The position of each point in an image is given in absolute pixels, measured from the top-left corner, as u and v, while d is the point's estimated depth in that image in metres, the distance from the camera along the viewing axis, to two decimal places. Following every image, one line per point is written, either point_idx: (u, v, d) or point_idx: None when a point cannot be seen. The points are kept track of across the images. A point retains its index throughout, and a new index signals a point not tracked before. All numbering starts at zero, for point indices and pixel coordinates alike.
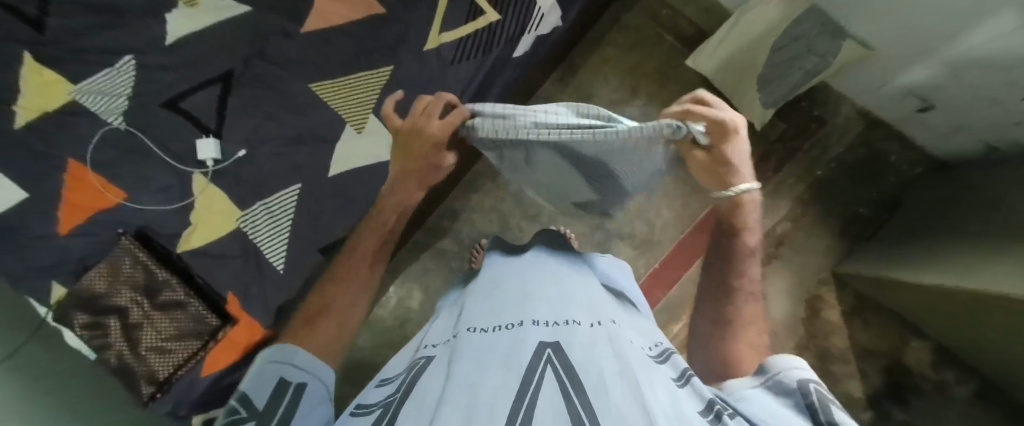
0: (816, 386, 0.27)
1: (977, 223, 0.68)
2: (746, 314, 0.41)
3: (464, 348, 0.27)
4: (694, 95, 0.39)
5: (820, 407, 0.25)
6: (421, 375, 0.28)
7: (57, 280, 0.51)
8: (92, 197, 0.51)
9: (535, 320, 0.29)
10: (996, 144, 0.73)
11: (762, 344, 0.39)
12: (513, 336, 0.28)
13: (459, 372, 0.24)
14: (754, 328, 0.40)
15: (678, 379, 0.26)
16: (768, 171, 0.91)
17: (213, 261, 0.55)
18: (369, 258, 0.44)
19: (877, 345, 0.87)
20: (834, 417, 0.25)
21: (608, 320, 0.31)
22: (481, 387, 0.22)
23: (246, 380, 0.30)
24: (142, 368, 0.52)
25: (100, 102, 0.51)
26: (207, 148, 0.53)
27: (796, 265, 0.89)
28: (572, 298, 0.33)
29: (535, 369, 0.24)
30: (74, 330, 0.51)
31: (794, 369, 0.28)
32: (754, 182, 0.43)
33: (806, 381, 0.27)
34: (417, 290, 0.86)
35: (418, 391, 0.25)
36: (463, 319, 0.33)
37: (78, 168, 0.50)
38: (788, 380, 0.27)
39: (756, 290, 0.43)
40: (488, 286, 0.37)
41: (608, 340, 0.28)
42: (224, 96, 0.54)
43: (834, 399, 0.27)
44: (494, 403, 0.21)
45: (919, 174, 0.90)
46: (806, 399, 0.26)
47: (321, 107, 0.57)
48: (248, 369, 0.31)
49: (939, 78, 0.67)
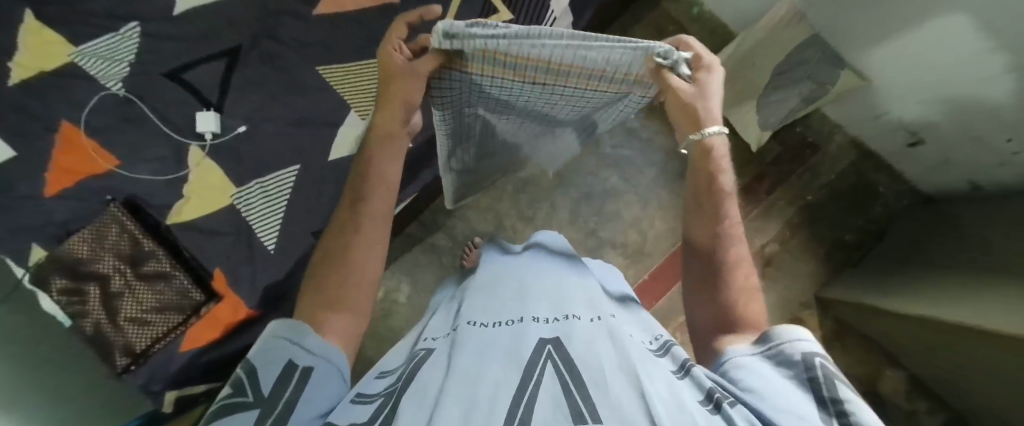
0: (823, 361, 0.26)
1: (956, 258, 0.70)
2: (732, 259, 0.37)
3: (464, 341, 0.28)
4: (677, 38, 0.41)
5: (824, 383, 0.24)
6: (421, 365, 0.28)
7: (37, 243, 0.50)
8: (83, 162, 0.50)
9: (536, 317, 0.30)
10: (981, 183, 0.75)
11: (755, 287, 0.36)
12: (513, 333, 0.28)
13: (461, 366, 0.25)
14: (743, 272, 0.37)
15: (678, 372, 0.26)
16: (761, 192, 0.93)
17: (203, 236, 0.54)
18: (350, 201, 0.38)
19: (854, 370, 0.89)
20: (838, 394, 0.24)
21: (607, 315, 0.32)
22: (481, 385, 0.23)
23: (256, 352, 0.28)
24: (118, 339, 0.50)
25: (101, 66, 0.50)
26: (208, 122, 0.52)
27: (781, 287, 0.91)
28: (570, 295, 0.33)
29: (535, 364, 0.24)
30: (51, 294, 0.50)
31: (799, 340, 0.27)
32: (722, 124, 0.39)
33: (811, 354, 0.26)
34: (405, 283, 0.85)
35: (420, 379, 0.25)
36: (464, 312, 0.34)
37: (71, 130, 0.49)
38: (791, 352, 0.27)
39: (739, 228, 0.39)
40: (488, 281, 0.38)
41: (609, 334, 0.28)
42: (229, 71, 0.54)
43: (842, 375, 0.25)
44: (495, 398, 0.21)
45: (904, 206, 0.93)
46: (809, 373, 0.25)
47: (327, 91, 0.57)
48: (258, 344, 0.28)
49: (930, 114, 0.70)
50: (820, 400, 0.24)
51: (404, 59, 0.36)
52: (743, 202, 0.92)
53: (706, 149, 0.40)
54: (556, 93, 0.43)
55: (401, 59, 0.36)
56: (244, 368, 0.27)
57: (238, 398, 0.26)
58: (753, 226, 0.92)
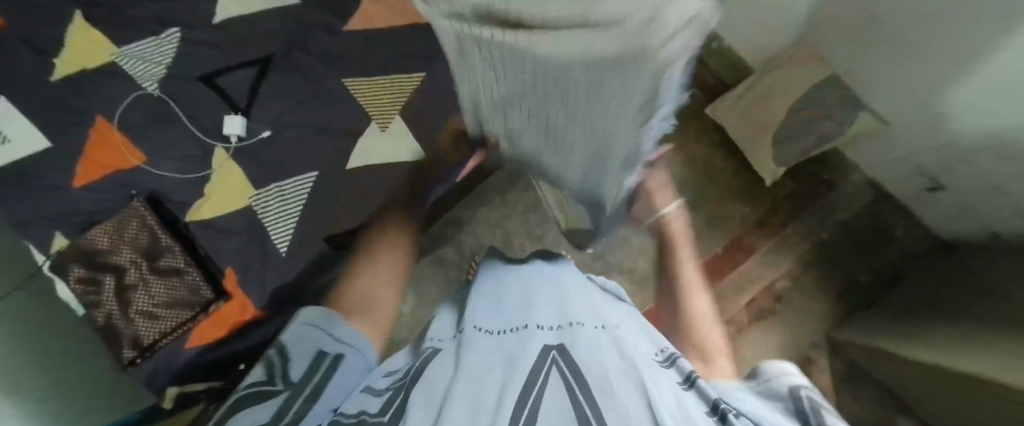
0: (810, 393, 0.27)
1: (973, 306, 0.68)
2: (690, 294, 0.58)
3: (471, 345, 0.28)
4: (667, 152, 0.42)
5: (809, 410, 0.25)
6: (428, 365, 0.28)
7: (61, 231, 0.52)
8: (115, 157, 0.53)
9: (540, 324, 0.30)
10: (1000, 232, 0.73)
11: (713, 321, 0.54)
12: (518, 338, 0.29)
13: (469, 368, 0.25)
14: (700, 301, 0.57)
15: (683, 382, 0.27)
16: (774, 226, 0.92)
17: (218, 235, 0.55)
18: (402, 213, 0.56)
19: (867, 418, 0.84)
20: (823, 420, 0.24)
21: (612, 324, 0.32)
22: (487, 386, 0.23)
23: (288, 338, 0.35)
24: (129, 331, 0.51)
25: (138, 67, 0.54)
26: (233, 125, 0.54)
27: (791, 324, 0.89)
28: (576, 304, 0.33)
29: (541, 367, 0.24)
30: (69, 283, 0.51)
31: (782, 372, 0.29)
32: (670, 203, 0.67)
33: (797, 388, 0.27)
34: (411, 294, 0.85)
35: (425, 380, 0.26)
36: (467, 317, 0.34)
37: (104, 124, 0.53)
38: (776, 382, 0.28)
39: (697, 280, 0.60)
40: (492, 288, 0.38)
41: (614, 343, 0.28)
42: (260, 77, 0.56)
43: (829, 404, 0.26)
44: (500, 398, 0.22)
45: (923, 251, 0.90)
46: (796, 403, 0.26)
47: (349, 102, 0.58)
48: (291, 327, 0.35)
49: (946, 159, 0.69)
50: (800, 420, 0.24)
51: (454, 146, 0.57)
52: (754, 236, 0.92)
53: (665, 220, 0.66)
54: (546, 132, 0.26)
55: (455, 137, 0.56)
56: (277, 351, 0.34)
57: (270, 384, 0.31)
58: (764, 261, 0.91)
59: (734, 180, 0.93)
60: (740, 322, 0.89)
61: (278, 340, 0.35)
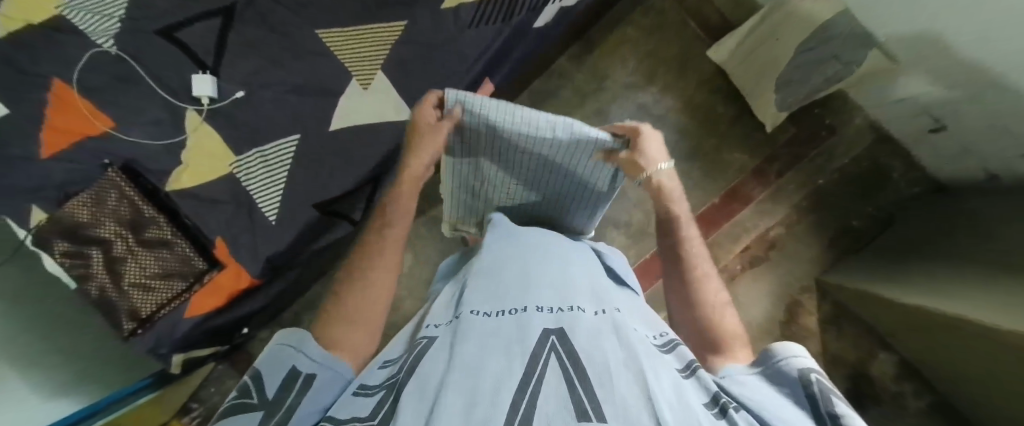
0: (819, 376, 0.26)
1: (965, 249, 0.69)
2: (699, 278, 0.41)
3: (466, 331, 0.28)
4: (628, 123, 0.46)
5: (821, 398, 0.24)
6: (423, 355, 0.28)
7: (38, 204, 0.47)
8: (78, 122, 0.46)
9: (539, 306, 0.30)
10: (997, 173, 0.73)
11: (723, 308, 0.39)
12: (517, 322, 0.29)
13: (465, 357, 0.25)
14: (714, 286, 0.41)
15: (684, 371, 0.27)
16: (771, 174, 0.91)
17: (202, 204, 0.52)
18: (378, 224, 0.42)
19: (847, 355, 0.88)
20: (835, 408, 0.24)
21: (612, 308, 0.32)
22: (483, 375, 0.24)
23: (263, 360, 0.30)
24: (124, 303, 0.50)
25: (89, 21, 0.46)
26: (203, 86, 0.50)
27: (783, 270, 0.91)
28: (577, 286, 0.34)
29: (539, 356, 0.25)
30: (53, 257, 0.47)
31: (794, 357, 0.27)
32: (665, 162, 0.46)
33: (807, 371, 0.26)
34: (407, 254, 0.85)
35: (419, 372, 0.26)
36: (464, 301, 0.34)
37: (64, 89, 0.46)
38: (788, 368, 0.27)
39: (700, 248, 0.44)
40: (490, 265, 0.38)
41: (614, 328, 0.28)
42: (225, 31, 0.51)
43: (836, 390, 0.26)
44: (496, 390, 0.22)
45: (916, 193, 0.91)
46: (805, 390, 0.25)
47: (326, 57, 0.55)
48: (265, 349, 0.31)
49: (956, 100, 0.67)
50: (818, 417, 0.24)
51: (434, 119, 0.44)
52: (751, 184, 0.91)
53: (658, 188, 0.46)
54: None
55: (431, 116, 0.44)
56: (251, 375, 0.29)
57: (244, 398, 0.27)
58: (760, 209, 0.91)
59: (733, 128, 0.91)
60: (734, 270, 0.90)
61: (253, 366, 0.30)
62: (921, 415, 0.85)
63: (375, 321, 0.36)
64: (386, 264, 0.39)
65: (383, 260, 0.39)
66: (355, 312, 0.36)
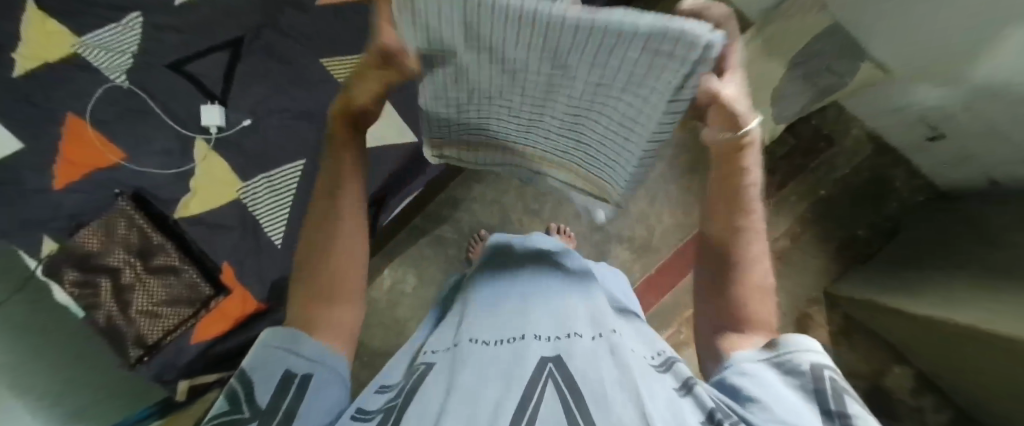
0: (832, 373, 0.25)
1: (976, 258, 0.68)
2: (748, 258, 0.32)
3: (465, 358, 0.28)
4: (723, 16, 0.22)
5: (832, 396, 0.24)
6: (422, 382, 0.28)
7: (49, 235, 0.49)
8: (92, 153, 0.49)
9: (538, 334, 0.30)
10: (1000, 179, 0.73)
11: (763, 292, 0.33)
12: (515, 350, 0.29)
13: (463, 383, 0.25)
14: (758, 268, 0.33)
15: (680, 389, 0.27)
16: (772, 185, 0.92)
17: (209, 230, 0.53)
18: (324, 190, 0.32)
19: (861, 368, 0.86)
20: (845, 407, 0.23)
21: (610, 331, 0.32)
22: (481, 401, 0.24)
23: (251, 363, 0.27)
24: (131, 331, 0.50)
25: (103, 58, 0.49)
26: (211, 115, 0.51)
27: (791, 281, 0.90)
28: (574, 313, 0.34)
29: (535, 381, 0.25)
30: (63, 286, 0.49)
31: (806, 351, 0.26)
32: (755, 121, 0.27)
33: (819, 365, 0.25)
34: (411, 274, 0.86)
35: (419, 399, 0.26)
36: (463, 329, 0.34)
37: (76, 122, 0.48)
38: (798, 362, 0.26)
39: (761, 217, 0.33)
40: (489, 299, 0.38)
41: (610, 350, 0.28)
42: (232, 62, 0.53)
43: (851, 388, 0.25)
44: (494, 416, 0.22)
45: (920, 201, 0.91)
46: (814, 384, 0.24)
47: (330, 84, 0.54)
48: (250, 348, 0.28)
49: (951, 108, 0.67)
50: (826, 413, 0.23)
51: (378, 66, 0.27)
52: None
53: (738, 147, 0.29)
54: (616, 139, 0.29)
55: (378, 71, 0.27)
56: (239, 379, 0.27)
57: (235, 414, 0.25)
58: None
59: None
60: None
61: (239, 368, 0.27)
62: None
63: (352, 297, 0.32)
64: (346, 243, 0.32)
65: (350, 228, 0.32)
66: (330, 288, 0.31)
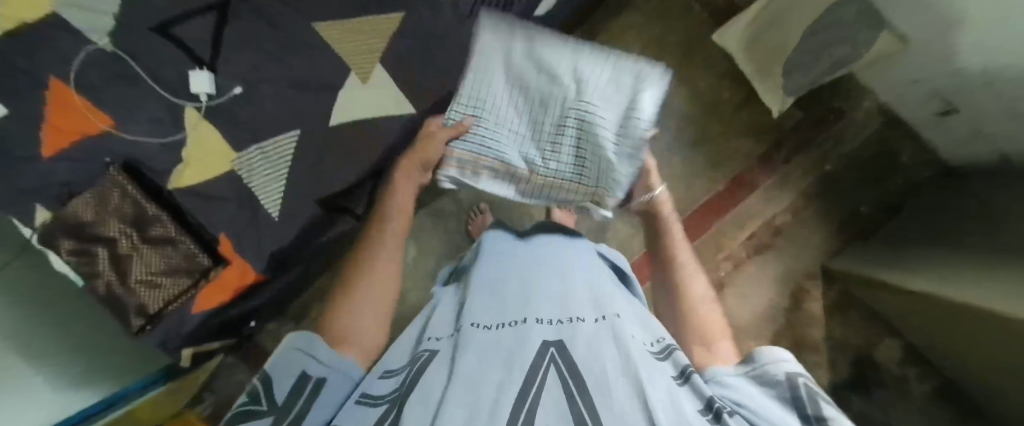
0: (805, 380, 0.31)
1: (979, 237, 0.67)
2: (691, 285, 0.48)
3: (466, 342, 0.28)
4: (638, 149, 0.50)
5: (808, 401, 0.29)
6: (425, 368, 0.28)
7: (42, 204, 0.47)
8: (77, 121, 0.42)
9: (539, 318, 0.30)
10: (1010, 156, 0.71)
11: (712, 315, 0.46)
12: (516, 334, 0.29)
13: (464, 369, 0.25)
14: (700, 293, 0.48)
15: (677, 379, 0.27)
16: (777, 159, 0.90)
17: (202, 200, 0.52)
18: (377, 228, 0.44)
19: (852, 340, 0.88)
20: (820, 410, 0.28)
21: (612, 314, 0.32)
22: (483, 388, 0.24)
23: (273, 363, 0.32)
24: (132, 301, 0.51)
25: (84, 19, 0.38)
26: (202, 82, 0.46)
27: (790, 256, 0.90)
28: (575, 296, 0.33)
29: (538, 367, 0.25)
30: (60, 254, 0.48)
31: (782, 363, 0.32)
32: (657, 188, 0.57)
33: (795, 375, 0.31)
34: (411, 246, 0.85)
35: (421, 385, 0.26)
36: (464, 313, 0.33)
37: (60, 89, 0.40)
38: (776, 372, 0.31)
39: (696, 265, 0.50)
40: (491, 279, 0.37)
41: (612, 335, 0.28)
42: (221, 26, 0.44)
43: (820, 392, 0.30)
44: (496, 403, 0.22)
45: (926, 177, 0.90)
46: (792, 392, 0.30)
47: (323, 51, 0.51)
48: (277, 349, 0.33)
49: (969, 82, 0.65)
50: (805, 417, 0.28)
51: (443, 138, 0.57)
52: (757, 170, 0.90)
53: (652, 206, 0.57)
54: None
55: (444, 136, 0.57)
56: (260, 378, 0.31)
57: (254, 406, 0.29)
58: (765, 196, 0.90)
59: (738, 113, 0.90)
60: (740, 257, 0.90)
61: (263, 366, 0.32)
62: (925, 397, 0.86)
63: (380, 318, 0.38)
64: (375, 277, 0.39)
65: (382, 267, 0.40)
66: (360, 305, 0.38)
